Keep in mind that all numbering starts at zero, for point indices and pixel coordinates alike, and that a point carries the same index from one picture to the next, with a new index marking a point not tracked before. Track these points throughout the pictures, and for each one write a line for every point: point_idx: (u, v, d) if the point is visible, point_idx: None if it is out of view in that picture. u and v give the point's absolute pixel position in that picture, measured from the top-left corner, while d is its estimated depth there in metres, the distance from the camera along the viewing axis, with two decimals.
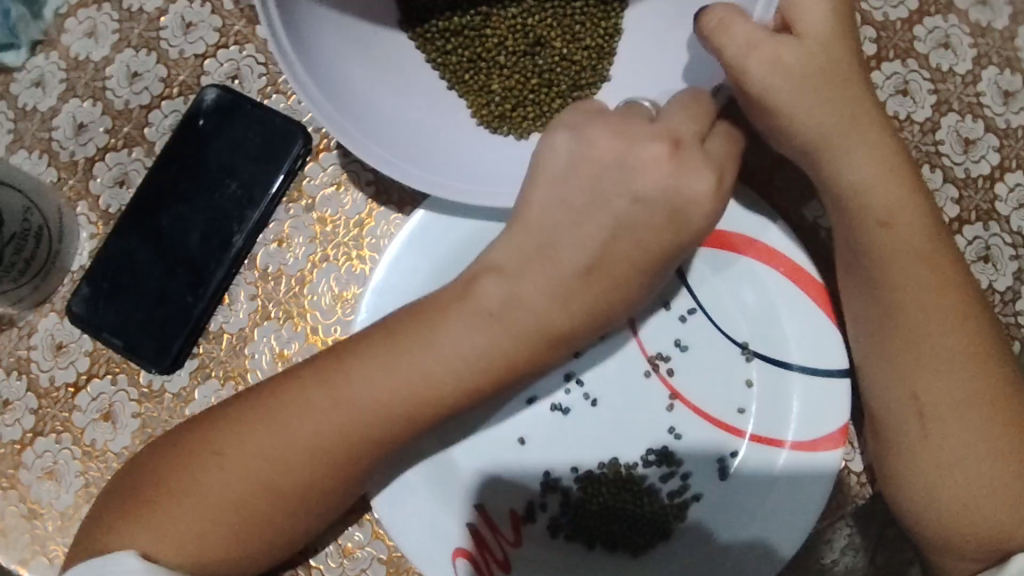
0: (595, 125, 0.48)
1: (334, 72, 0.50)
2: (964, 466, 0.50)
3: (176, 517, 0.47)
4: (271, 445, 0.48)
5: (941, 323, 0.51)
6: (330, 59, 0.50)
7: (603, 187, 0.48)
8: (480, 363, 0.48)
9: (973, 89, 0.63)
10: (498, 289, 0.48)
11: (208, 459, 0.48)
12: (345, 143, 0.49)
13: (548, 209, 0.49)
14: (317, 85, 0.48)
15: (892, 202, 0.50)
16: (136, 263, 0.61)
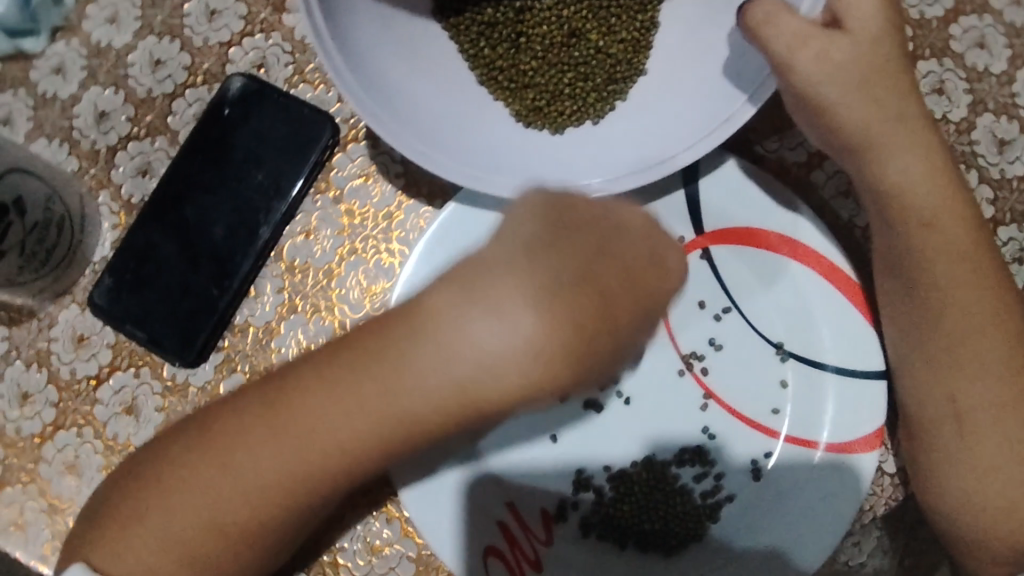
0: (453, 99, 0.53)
1: (366, 52, 0.49)
2: (1003, 470, 0.50)
3: (130, 546, 0.45)
4: (250, 462, 0.43)
5: (981, 325, 0.50)
6: (364, 40, 0.50)
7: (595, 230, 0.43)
8: (447, 401, 0.41)
9: (1008, 89, 0.63)
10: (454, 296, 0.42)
11: (184, 473, 0.45)
12: (338, 85, 0.47)
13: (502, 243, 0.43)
14: (342, 53, 0.47)
15: (937, 202, 0.50)
16: (161, 255, 0.60)
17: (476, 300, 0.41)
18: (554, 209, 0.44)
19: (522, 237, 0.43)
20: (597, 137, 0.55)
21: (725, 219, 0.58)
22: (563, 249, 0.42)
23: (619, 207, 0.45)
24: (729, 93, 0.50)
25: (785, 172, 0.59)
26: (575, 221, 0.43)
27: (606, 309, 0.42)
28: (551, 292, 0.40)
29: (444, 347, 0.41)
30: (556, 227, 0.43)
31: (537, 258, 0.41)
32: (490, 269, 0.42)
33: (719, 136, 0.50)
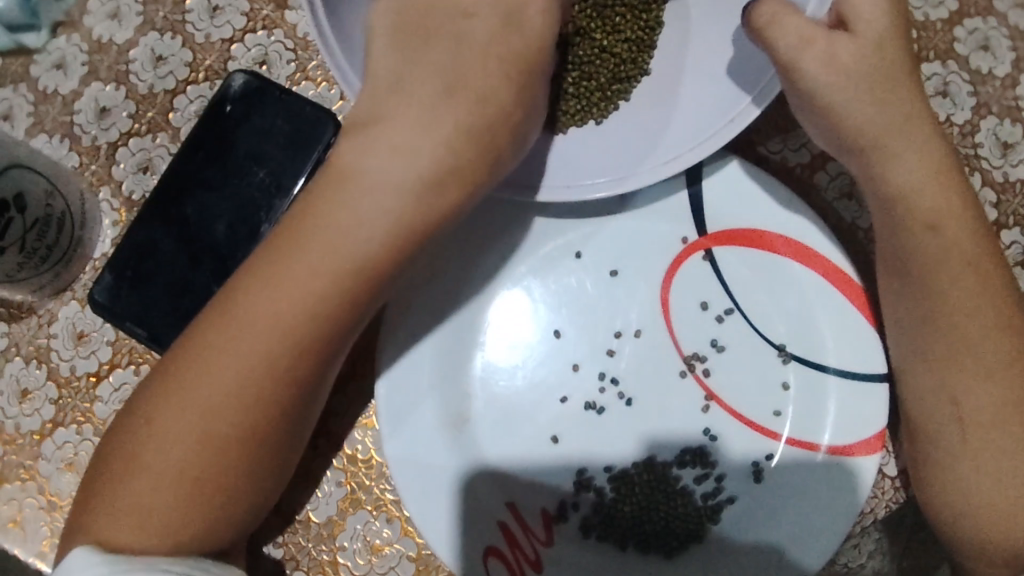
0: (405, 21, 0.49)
1: (355, 26, 0.48)
2: (1005, 473, 0.50)
3: (138, 491, 0.43)
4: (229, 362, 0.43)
5: (984, 329, 0.50)
6: (354, 15, 0.49)
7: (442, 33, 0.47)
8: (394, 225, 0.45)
9: (1012, 92, 0.62)
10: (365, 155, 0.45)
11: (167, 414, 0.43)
12: (316, 40, 0.46)
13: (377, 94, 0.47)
14: (329, 19, 0.46)
15: (941, 204, 0.50)
16: (162, 252, 0.59)
17: (377, 131, 0.45)
18: (403, 19, 0.47)
19: (387, 79, 0.47)
20: (601, 137, 0.55)
21: (728, 221, 0.57)
22: (428, 63, 0.47)
23: (465, 9, 0.48)
24: (735, 95, 0.50)
25: (789, 173, 0.59)
26: (426, 35, 0.47)
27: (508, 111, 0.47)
28: (416, 116, 0.46)
29: (363, 183, 0.45)
30: (414, 47, 0.47)
31: (405, 95, 0.46)
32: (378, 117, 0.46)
33: (724, 136, 0.49)
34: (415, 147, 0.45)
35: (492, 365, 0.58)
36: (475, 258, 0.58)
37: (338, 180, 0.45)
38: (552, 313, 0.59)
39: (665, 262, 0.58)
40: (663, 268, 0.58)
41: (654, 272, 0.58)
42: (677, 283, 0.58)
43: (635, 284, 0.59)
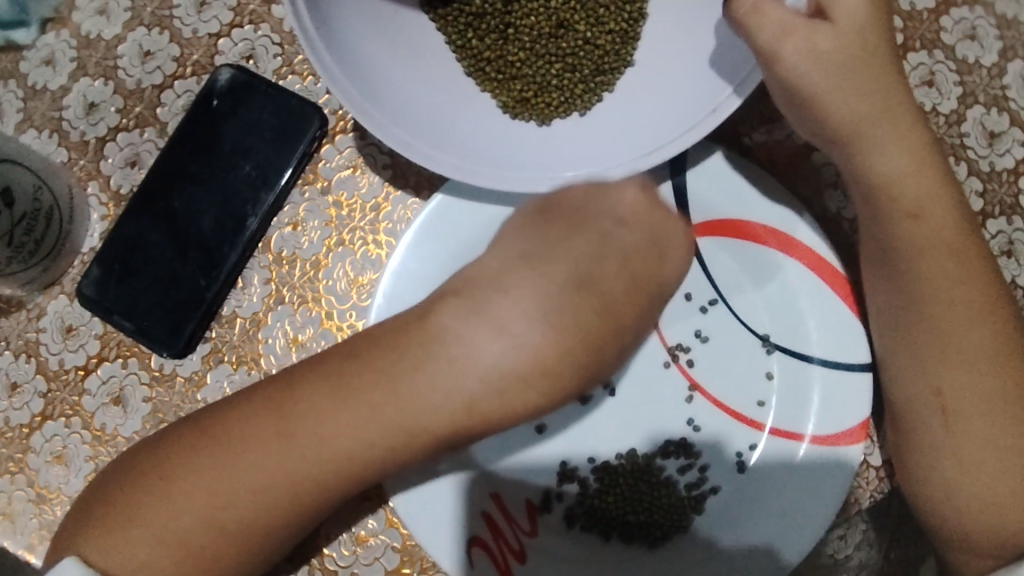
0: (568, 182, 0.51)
1: (341, 28, 0.48)
2: (988, 462, 0.50)
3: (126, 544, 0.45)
4: (276, 451, 0.46)
5: (966, 318, 0.50)
6: (340, 17, 0.49)
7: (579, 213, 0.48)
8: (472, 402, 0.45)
9: (998, 82, 0.62)
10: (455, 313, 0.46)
11: (199, 468, 0.46)
12: (307, 52, 0.46)
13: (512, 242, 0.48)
14: (316, 26, 0.46)
15: (923, 193, 0.50)
16: (149, 245, 0.60)
17: (492, 296, 0.46)
18: (544, 211, 0.49)
19: (515, 242, 0.48)
20: (585, 129, 0.55)
21: (712, 212, 0.57)
22: (559, 241, 0.47)
23: (613, 199, 0.48)
24: (718, 84, 0.49)
25: (774, 164, 0.59)
26: (566, 215, 0.48)
27: (634, 275, 0.47)
28: (541, 279, 0.46)
29: (456, 361, 0.45)
30: (549, 221, 0.48)
31: (509, 271, 0.46)
32: (488, 283, 0.47)
33: (704, 128, 0.49)
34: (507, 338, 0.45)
35: None
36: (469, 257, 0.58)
37: (426, 342, 0.46)
38: None
39: None
40: None
41: None
42: None
43: None
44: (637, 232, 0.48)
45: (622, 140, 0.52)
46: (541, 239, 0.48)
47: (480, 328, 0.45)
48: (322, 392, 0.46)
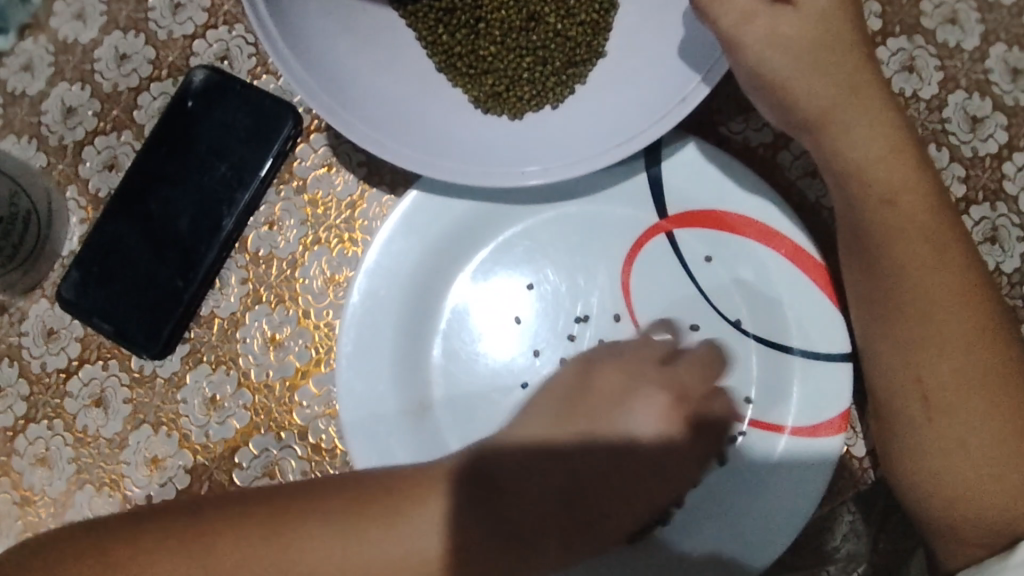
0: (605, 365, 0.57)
1: (303, 23, 0.49)
2: (971, 451, 0.49)
3: None
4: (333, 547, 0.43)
5: (945, 304, 0.50)
6: (303, 12, 0.49)
7: (620, 402, 0.56)
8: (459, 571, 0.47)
9: (981, 66, 0.61)
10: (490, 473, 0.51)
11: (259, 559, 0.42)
12: (265, 46, 0.46)
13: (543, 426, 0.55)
14: (275, 20, 0.46)
15: (895, 179, 0.49)
16: (128, 248, 0.60)
17: (531, 468, 0.53)
18: (565, 401, 0.55)
19: (547, 417, 0.55)
20: (557, 122, 0.55)
21: (687, 202, 0.57)
22: (576, 422, 0.55)
23: (636, 410, 0.56)
24: (686, 73, 0.49)
25: (751, 153, 0.59)
26: (585, 403, 0.55)
27: (615, 468, 0.56)
28: (561, 443, 0.54)
29: (451, 534, 0.46)
30: (556, 401, 0.55)
31: (554, 442, 0.54)
32: (511, 456, 0.53)
33: (672, 118, 0.48)
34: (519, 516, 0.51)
35: (453, 353, 0.59)
36: (445, 252, 0.59)
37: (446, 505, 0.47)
38: (511, 299, 0.59)
39: (624, 244, 0.58)
40: (622, 252, 0.58)
41: (614, 257, 0.59)
42: (636, 264, 0.58)
43: (595, 268, 0.59)
44: (650, 429, 0.56)
45: (588, 133, 0.52)
46: (563, 417, 0.55)
47: (502, 502, 0.50)
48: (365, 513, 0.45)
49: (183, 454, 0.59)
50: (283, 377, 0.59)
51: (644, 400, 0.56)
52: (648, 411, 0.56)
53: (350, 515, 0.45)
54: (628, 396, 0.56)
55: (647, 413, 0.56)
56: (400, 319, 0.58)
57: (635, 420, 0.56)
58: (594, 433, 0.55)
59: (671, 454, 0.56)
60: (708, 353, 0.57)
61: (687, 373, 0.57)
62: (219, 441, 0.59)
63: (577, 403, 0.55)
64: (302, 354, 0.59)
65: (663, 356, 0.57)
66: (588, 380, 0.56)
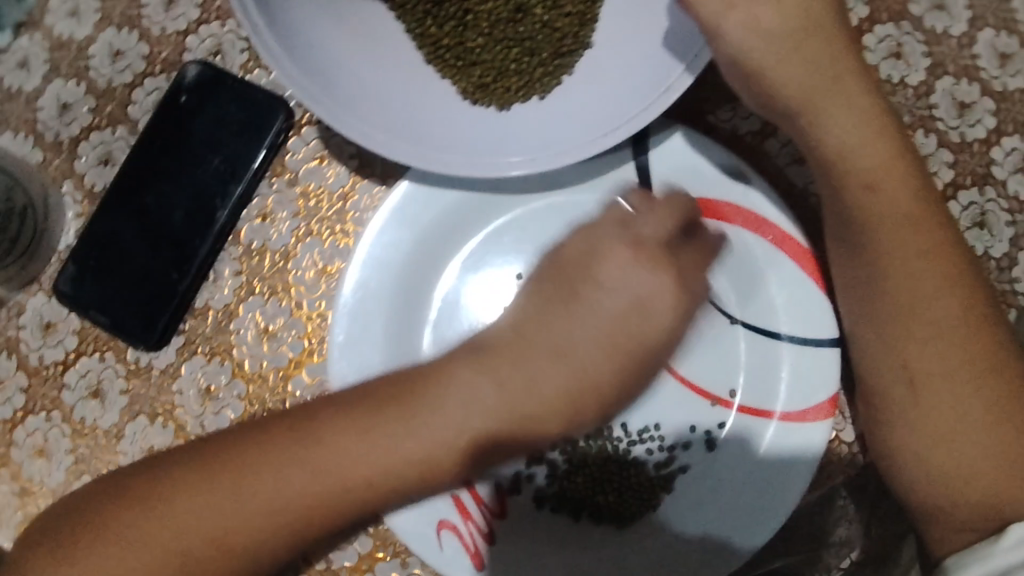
0: (588, 231, 0.54)
1: (290, 15, 0.49)
2: (956, 433, 0.49)
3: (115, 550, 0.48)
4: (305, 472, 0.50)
5: (929, 289, 0.50)
6: (290, 4, 0.49)
7: (579, 292, 0.53)
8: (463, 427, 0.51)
9: (968, 52, 0.61)
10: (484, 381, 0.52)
11: (326, 441, 0.50)
12: (253, 39, 0.47)
13: (526, 304, 0.54)
14: (262, 12, 0.47)
15: (878, 164, 0.50)
16: (123, 241, 0.61)
17: (515, 360, 0.52)
18: (553, 270, 0.54)
19: (525, 309, 0.54)
20: (544, 112, 0.55)
21: (675, 191, 0.58)
22: (553, 320, 0.53)
23: (601, 258, 0.52)
24: (669, 62, 0.49)
25: (739, 141, 0.59)
26: (561, 273, 0.54)
27: (611, 343, 0.53)
28: (533, 353, 0.53)
29: (429, 426, 0.51)
30: (554, 290, 0.54)
31: (524, 350, 0.53)
32: (504, 341, 0.53)
33: (656, 107, 0.49)
34: (523, 403, 0.52)
35: (444, 342, 0.59)
36: (437, 244, 0.59)
37: (433, 399, 0.51)
38: (502, 288, 0.60)
39: None
40: None
41: None
42: None
43: None
44: (623, 295, 0.52)
45: (574, 125, 0.52)
46: (531, 310, 0.54)
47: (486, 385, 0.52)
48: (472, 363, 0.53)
49: (178, 444, 0.60)
50: (277, 367, 0.60)
51: (611, 265, 0.52)
52: (640, 259, 0.52)
53: (485, 366, 0.52)
54: (602, 261, 0.52)
55: (635, 271, 0.52)
56: (391, 310, 0.59)
57: (607, 282, 0.52)
58: (568, 329, 0.53)
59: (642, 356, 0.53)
60: (672, 206, 0.53)
61: (650, 227, 0.52)
62: (214, 430, 0.60)
63: (562, 275, 0.54)
64: (295, 344, 0.60)
65: (630, 236, 0.52)
66: (559, 252, 0.55)
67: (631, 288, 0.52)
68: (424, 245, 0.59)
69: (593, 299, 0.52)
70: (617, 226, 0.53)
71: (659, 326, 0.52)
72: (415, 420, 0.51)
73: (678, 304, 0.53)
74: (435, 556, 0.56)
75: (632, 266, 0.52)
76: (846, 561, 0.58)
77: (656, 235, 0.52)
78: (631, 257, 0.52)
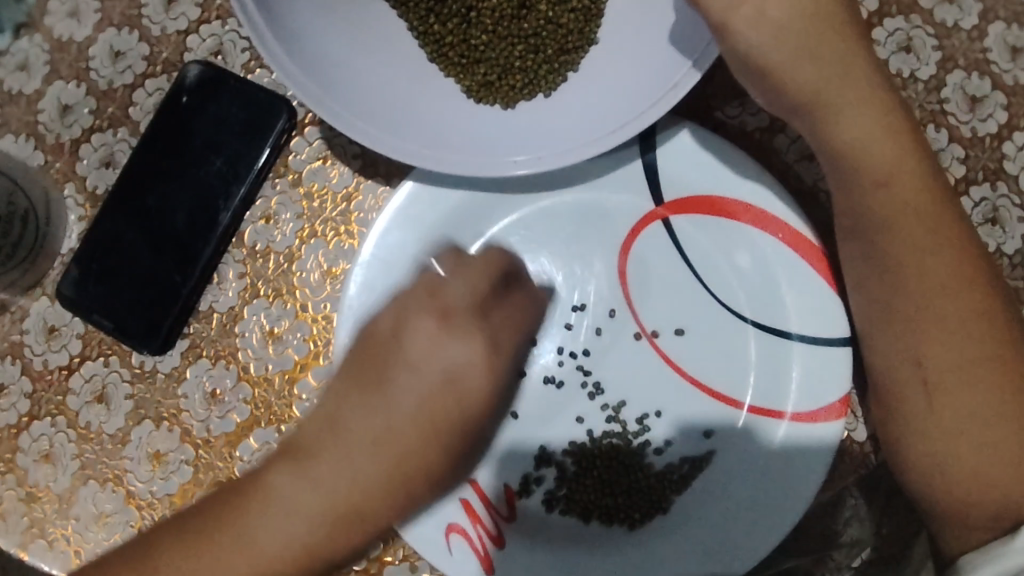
0: (404, 304, 0.49)
1: (291, 15, 0.49)
2: (971, 433, 0.49)
3: None
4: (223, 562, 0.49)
5: (943, 286, 0.49)
6: (291, 4, 0.49)
7: (387, 376, 0.49)
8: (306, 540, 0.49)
9: (979, 45, 0.60)
10: (358, 457, 0.49)
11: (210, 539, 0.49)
12: (253, 40, 0.46)
13: (343, 396, 0.51)
14: (262, 13, 0.46)
15: (890, 161, 0.49)
16: (125, 245, 0.60)
17: (316, 461, 0.50)
18: (364, 353, 0.51)
19: (334, 397, 0.51)
20: (549, 110, 0.54)
21: (682, 188, 0.57)
22: (354, 410, 0.50)
23: (410, 338, 0.49)
24: (677, 58, 0.48)
25: (748, 137, 0.58)
26: (373, 361, 0.50)
27: (429, 423, 0.49)
28: (346, 439, 0.49)
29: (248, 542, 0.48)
30: (361, 370, 0.50)
31: (319, 445, 0.50)
32: (349, 412, 0.50)
33: (665, 104, 0.48)
34: (350, 493, 0.49)
35: None
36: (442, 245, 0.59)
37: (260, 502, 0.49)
38: None
39: (620, 233, 0.58)
40: (620, 240, 0.58)
41: (612, 245, 0.58)
42: (633, 251, 0.58)
43: (591, 256, 0.59)
44: (434, 369, 0.48)
45: (579, 123, 0.52)
46: (342, 400, 0.50)
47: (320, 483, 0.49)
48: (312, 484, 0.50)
49: (184, 449, 0.60)
50: (282, 370, 0.59)
51: (414, 330, 0.49)
52: (460, 327, 0.48)
53: (299, 465, 0.50)
54: (413, 348, 0.49)
55: (453, 342, 0.48)
56: None
57: (440, 351, 0.48)
58: (369, 438, 0.49)
59: (435, 434, 0.50)
60: (487, 265, 0.50)
61: (453, 289, 0.49)
62: (219, 434, 0.59)
63: (365, 372, 0.50)
64: (300, 347, 0.60)
65: (439, 311, 0.48)
66: (374, 326, 0.51)
67: (445, 361, 0.48)
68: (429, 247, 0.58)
69: (389, 402, 0.49)
70: (425, 291, 0.49)
71: (455, 360, 0.48)
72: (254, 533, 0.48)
73: (489, 382, 0.50)
74: (444, 559, 0.56)
75: (457, 341, 0.48)
76: (856, 561, 0.58)
77: (465, 295, 0.48)
78: (470, 340, 0.48)
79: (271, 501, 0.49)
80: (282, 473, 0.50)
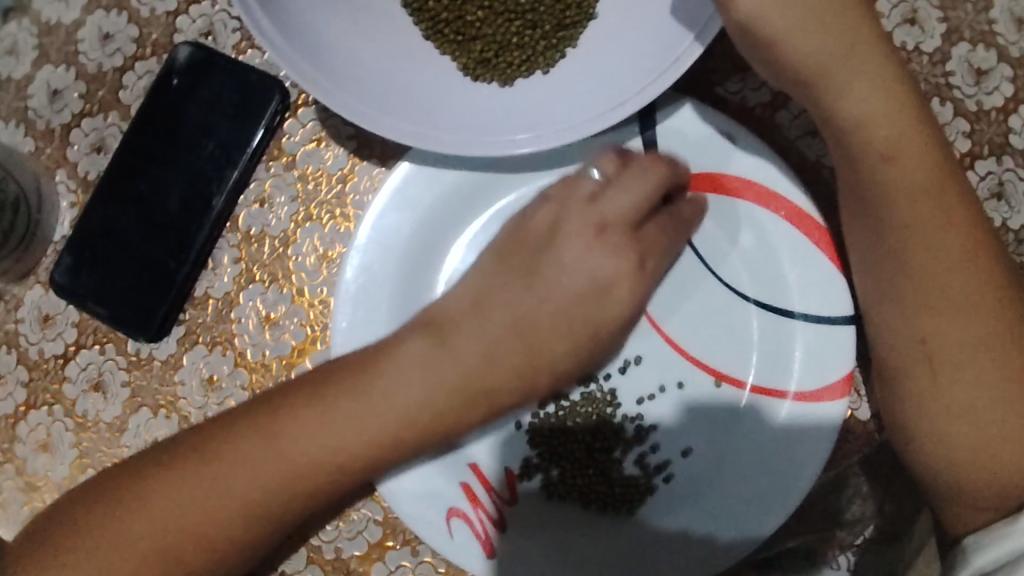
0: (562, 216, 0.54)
1: None
2: (978, 410, 0.48)
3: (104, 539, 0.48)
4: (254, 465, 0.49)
5: (950, 261, 0.48)
6: None
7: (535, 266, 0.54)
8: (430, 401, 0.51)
9: (985, 17, 0.59)
10: (493, 324, 0.53)
11: (316, 408, 0.50)
12: (248, 23, 0.46)
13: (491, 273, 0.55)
14: None
15: (896, 135, 0.48)
16: (119, 230, 0.60)
17: (482, 313, 0.54)
18: (511, 248, 0.55)
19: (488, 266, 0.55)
20: (547, 87, 0.53)
21: (682, 166, 0.56)
22: (488, 320, 0.53)
23: (562, 246, 0.54)
24: (678, 33, 0.47)
25: (749, 114, 0.57)
26: (518, 246, 0.55)
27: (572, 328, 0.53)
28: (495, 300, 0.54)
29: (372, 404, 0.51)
30: (514, 266, 0.55)
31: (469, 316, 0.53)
32: (479, 318, 0.53)
33: (666, 80, 0.47)
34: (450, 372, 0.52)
35: None
36: (443, 223, 0.58)
37: (354, 394, 0.51)
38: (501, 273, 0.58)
39: None
40: None
41: None
42: None
43: None
44: (581, 276, 0.54)
45: (580, 99, 0.51)
46: (485, 281, 0.54)
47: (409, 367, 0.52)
48: (431, 340, 0.53)
49: None
50: (280, 356, 0.59)
51: (575, 238, 0.54)
52: (615, 238, 0.54)
53: (439, 337, 0.53)
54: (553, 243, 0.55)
55: (600, 252, 0.54)
56: (395, 294, 0.57)
57: (566, 261, 0.54)
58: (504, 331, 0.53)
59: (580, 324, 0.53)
60: (654, 168, 0.54)
61: (613, 205, 0.54)
62: None
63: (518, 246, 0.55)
64: (297, 332, 0.59)
65: (585, 197, 0.54)
66: (525, 222, 0.56)
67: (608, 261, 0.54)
68: (426, 228, 0.58)
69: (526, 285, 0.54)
70: (585, 199, 0.54)
71: (627, 301, 0.54)
72: (377, 390, 0.51)
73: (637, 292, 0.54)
74: (445, 544, 0.55)
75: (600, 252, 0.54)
76: (859, 538, 0.58)
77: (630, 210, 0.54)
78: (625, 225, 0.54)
79: (401, 361, 0.52)
80: (421, 342, 0.53)
